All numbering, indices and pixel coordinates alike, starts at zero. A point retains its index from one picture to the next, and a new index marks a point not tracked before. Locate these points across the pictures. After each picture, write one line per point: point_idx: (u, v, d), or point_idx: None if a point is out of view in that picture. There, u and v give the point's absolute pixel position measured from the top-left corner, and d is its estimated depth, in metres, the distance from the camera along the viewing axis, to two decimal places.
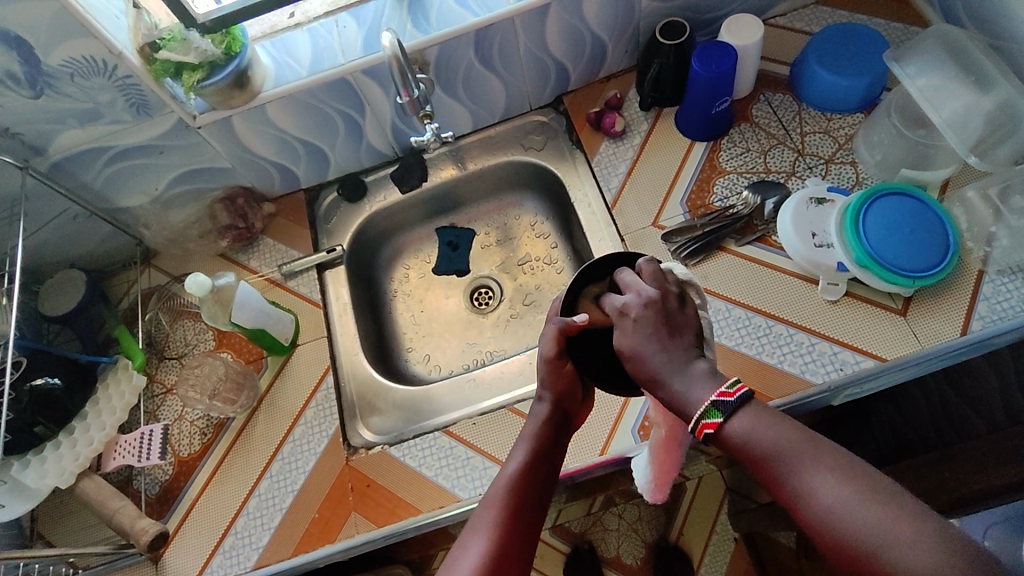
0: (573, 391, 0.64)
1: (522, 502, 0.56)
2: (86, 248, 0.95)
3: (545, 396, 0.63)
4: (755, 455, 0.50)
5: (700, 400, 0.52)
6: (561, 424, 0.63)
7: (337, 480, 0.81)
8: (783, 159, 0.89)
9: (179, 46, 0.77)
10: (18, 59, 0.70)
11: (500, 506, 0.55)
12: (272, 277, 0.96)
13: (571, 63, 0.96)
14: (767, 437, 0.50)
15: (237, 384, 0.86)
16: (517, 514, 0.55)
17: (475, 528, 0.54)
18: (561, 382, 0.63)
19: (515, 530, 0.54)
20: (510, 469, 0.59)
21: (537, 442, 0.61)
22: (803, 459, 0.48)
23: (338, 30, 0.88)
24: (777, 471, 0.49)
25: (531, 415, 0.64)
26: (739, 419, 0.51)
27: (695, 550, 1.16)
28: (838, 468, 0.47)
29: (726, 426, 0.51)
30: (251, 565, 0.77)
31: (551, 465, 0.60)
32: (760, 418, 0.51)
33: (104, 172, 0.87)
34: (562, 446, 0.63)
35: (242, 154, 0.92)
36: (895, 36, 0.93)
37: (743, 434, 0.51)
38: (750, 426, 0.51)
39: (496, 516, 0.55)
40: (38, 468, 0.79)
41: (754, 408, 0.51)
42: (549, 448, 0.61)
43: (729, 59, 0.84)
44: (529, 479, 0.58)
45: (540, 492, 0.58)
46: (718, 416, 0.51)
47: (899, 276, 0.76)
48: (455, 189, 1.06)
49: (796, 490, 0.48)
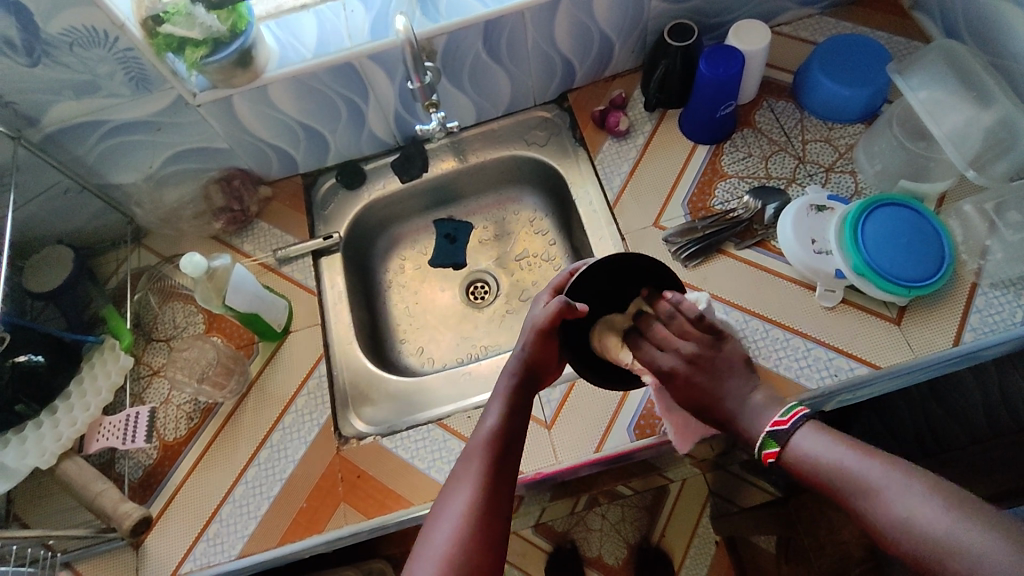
0: (547, 356, 0.67)
1: (502, 459, 0.59)
2: (74, 225, 0.92)
3: (518, 360, 0.67)
4: (821, 474, 0.56)
5: (760, 431, 0.62)
6: (531, 381, 0.67)
7: (327, 470, 0.80)
8: (784, 165, 0.90)
9: (184, 20, 0.75)
10: (16, 24, 0.68)
11: (481, 461, 0.58)
12: (266, 262, 0.94)
13: (578, 60, 0.96)
14: (831, 454, 0.56)
15: (227, 369, 0.85)
16: (496, 466, 0.58)
17: (457, 482, 0.57)
18: (540, 351, 0.66)
19: (495, 483, 0.57)
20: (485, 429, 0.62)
21: (511, 402, 0.64)
22: (873, 476, 0.53)
23: (346, 14, 0.87)
24: (839, 490, 0.55)
25: (504, 377, 0.67)
26: (803, 441, 0.59)
27: (675, 552, 1.15)
28: (908, 480, 0.51)
29: (785, 453, 0.59)
30: (236, 553, 0.76)
31: (522, 419, 0.64)
32: (815, 441, 0.58)
33: (98, 147, 0.85)
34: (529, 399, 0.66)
35: (242, 135, 0.91)
36: (897, 50, 0.95)
37: (808, 453, 0.57)
38: (813, 446, 0.57)
39: (478, 471, 0.57)
40: (18, 448, 0.76)
41: (814, 429, 0.59)
42: (521, 403, 0.65)
43: (736, 63, 0.84)
44: (505, 435, 0.61)
45: (515, 447, 0.61)
46: (776, 444, 0.60)
47: (895, 285, 0.77)
48: (454, 181, 1.05)
49: (864, 503, 0.53)
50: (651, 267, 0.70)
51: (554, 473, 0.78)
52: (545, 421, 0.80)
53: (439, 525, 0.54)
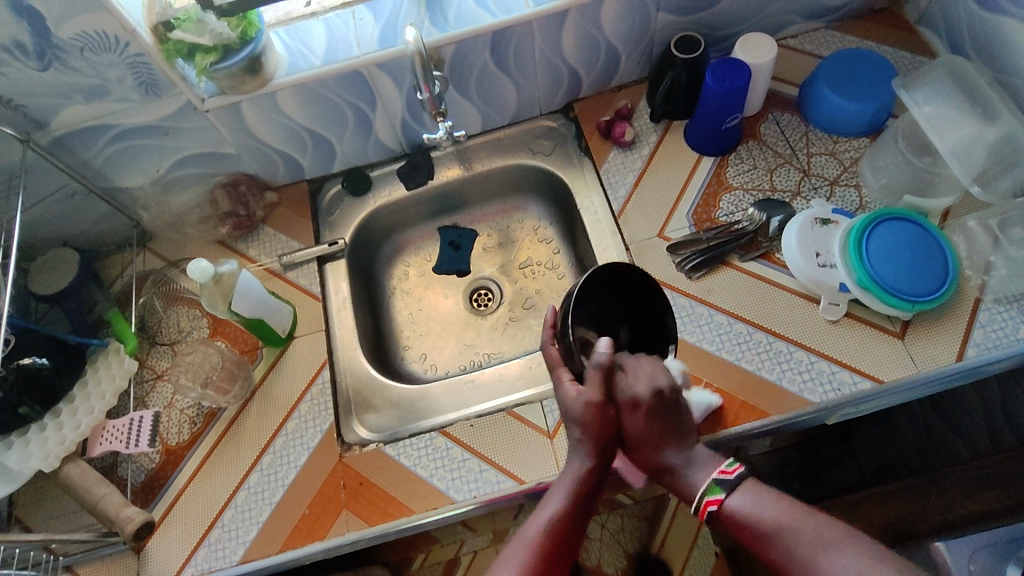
0: (606, 437, 0.66)
1: (552, 546, 0.59)
2: (81, 228, 0.93)
3: (585, 443, 0.66)
4: (758, 532, 0.57)
5: (703, 480, 0.62)
6: (597, 483, 0.65)
7: (329, 477, 0.80)
8: (789, 178, 0.90)
9: (194, 27, 0.75)
10: (27, 29, 0.68)
11: (533, 546, 0.58)
12: (271, 267, 0.95)
13: (584, 71, 0.97)
14: (768, 512, 0.57)
15: (231, 375, 0.84)
16: (547, 557, 0.58)
17: (504, 564, 0.57)
18: (600, 429, 0.65)
19: (543, 574, 0.57)
20: (544, 515, 0.61)
21: (574, 487, 0.63)
22: (813, 535, 0.54)
23: (355, 22, 0.87)
24: (781, 548, 0.55)
25: (569, 462, 0.66)
26: (739, 497, 0.59)
27: (675, 562, 1.15)
28: (844, 541, 0.53)
29: (727, 503, 0.59)
30: (237, 560, 0.76)
31: (584, 520, 0.62)
32: (759, 497, 0.58)
33: (106, 151, 0.85)
34: (595, 504, 0.64)
35: (249, 141, 0.91)
36: (902, 65, 0.95)
37: (743, 511, 0.58)
38: (749, 503, 0.58)
39: (526, 554, 0.58)
40: (21, 451, 0.76)
41: (751, 484, 0.60)
42: (586, 499, 0.63)
43: (743, 76, 0.84)
44: (563, 525, 0.60)
45: (572, 541, 0.60)
46: (721, 491, 0.60)
47: (899, 299, 0.77)
48: (460, 189, 1.05)
49: (801, 565, 0.54)
50: (650, 294, 0.71)
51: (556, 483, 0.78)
52: (548, 430, 0.80)
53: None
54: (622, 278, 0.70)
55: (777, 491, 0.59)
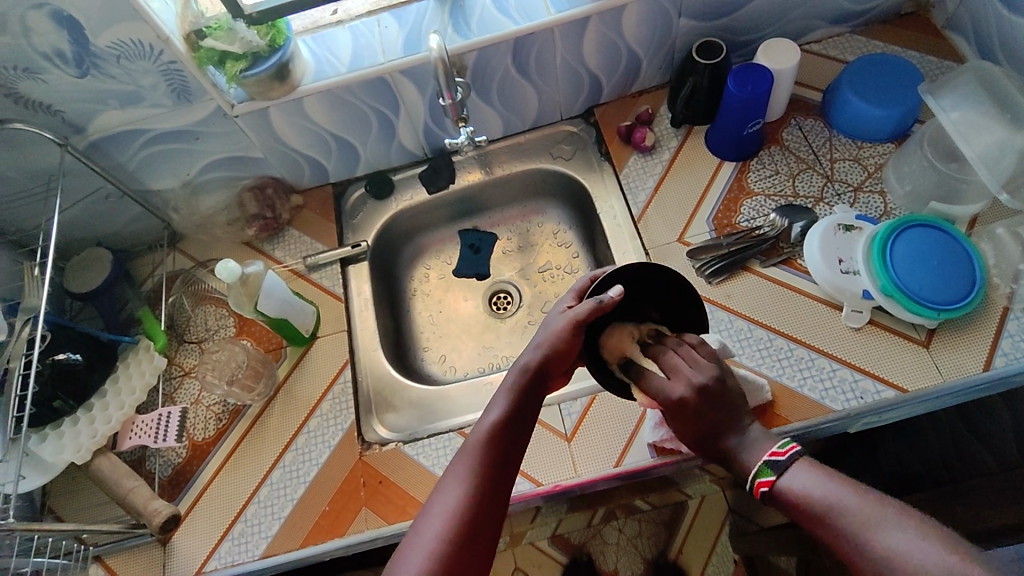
0: (566, 355, 0.64)
1: (500, 454, 0.56)
2: (114, 228, 0.96)
3: (538, 351, 0.63)
4: (811, 512, 0.51)
5: (755, 461, 0.57)
6: (541, 379, 0.63)
7: (350, 475, 0.81)
8: (812, 184, 0.90)
9: (224, 35, 0.78)
10: (68, 38, 0.71)
11: (476, 454, 0.56)
12: (296, 268, 0.97)
13: (606, 76, 0.97)
14: (820, 490, 0.52)
15: (256, 372, 0.87)
16: (495, 462, 0.56)
17: (454, 472, 0.54)
18: (565, 345, 0.62)
19: (489, 484, 0.54)
20: (487, 421, 0.59)
21: (518, 397, 0.61)
22: (867, 514, 0.49)
23: (380, 29, 0.89)
24: (834, 525, 0.50)
25: (514, 368, 0.63)
26: (794, 475, 0.54)
27: (694, 568, 1.11)
28: (906, 520, 0.47)
29: (779, 483, 0.55)
30: (259, 553, 0.77)
31: (526, 419, 0.60)
32: (812, 473, 0.54)
33: (139, 154, 0.88)
34: (540, 399, 0.62)
35: (277, 145, 0.93)
36: (929, 70, 0.94)
37: (796, 488, 0.53)
38: (803, 482, 0.53)
39: (476, 462, 0.55)
40: (56, 443, 0.79)
41: (806, 464, 0.54)
42: (529, 401, 0.61)
43: (765, 82, 0.84)
44: (509, 430, 0.58)
45: (518, 446, 0.58)
46: (772, 472, 0.55)
47: (924, 307, 0.76)
48: (481, 193, 1.07)
49: (853, 545, 0.48)
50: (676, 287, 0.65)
51: (573, 486, 0.78)
52: (565, 434, 0.81)
53: (424, 523, 0.51)
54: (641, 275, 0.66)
55: (832, 469, 0.54)
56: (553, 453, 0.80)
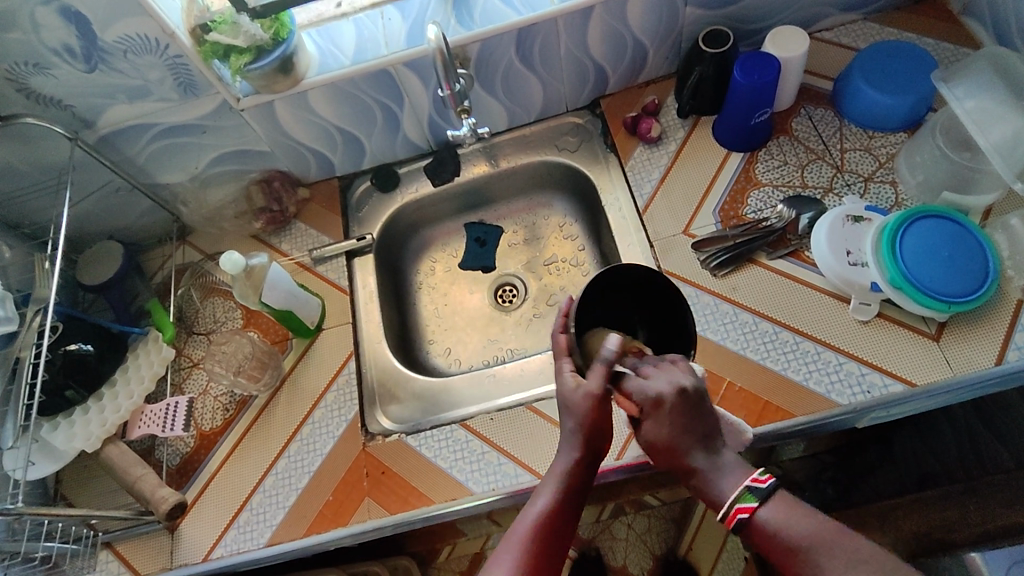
0: (599, 436, 0.61)
1: (546, 546, 0.54)
2: (125, 222, 0.98)
3: (575, 435, 0.61)
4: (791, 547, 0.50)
5: (732, 488, 0.54)
6: (589, 465, 0.61)
7: (353, 465, 0.82)
8: (821, 174, 0.88)
9: (229, 29, 0.77)
10: (75, 33, 0.72)
11: (524, 543, 0.54)
12: (302, 261, 0.98)
13: (611, 67, 0.96)
14: (799, 528, 0.50)
15: (262, 363, 0.88)
16: (541, 557, 0.53)
17: (496, 565, 0.52)
18: (597, 422, 0.60)
19: (538, 571, 0.52)
20: (534, 509, 0.57)
21: (563, 488, 0.58)
22: (853, 558, 0.48)
23: (383, 21, 0.89)
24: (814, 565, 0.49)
25: (558, 456, 0.61)
26: (772, 508, 0.52)
27: (703, 567, 1.08)
28: (889, 567, 0.46)
29: (759, 513, 0.52)
30: (263, 542, 0.78)
31: (575, 509, 0.58)
32: (792, 508, 0.52)
33: (148, 148, 0.89)
34: (586, 488, 0.60)
35: (282, 139, 0.94)
36: (944, 57, 0.92)
37: (775, 521, 0.51)
38: (783, 517, 0.51)
39: (519, 556, 0.53)
40: (67, 431, 0.80)
41: (784, 497, 0.52)
42: (578, 489, 0.59)
43: (772, 70, 0.83)
44: (555, 522, 0.56)
45: (564, 539, 0.56)
46: (752, 500, 0.52)
47: (934, 300, 0.74)
48: (487, 185, 1.06)
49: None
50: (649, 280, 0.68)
51: None
52: None
53: None
54: (631, 280, 0.70)
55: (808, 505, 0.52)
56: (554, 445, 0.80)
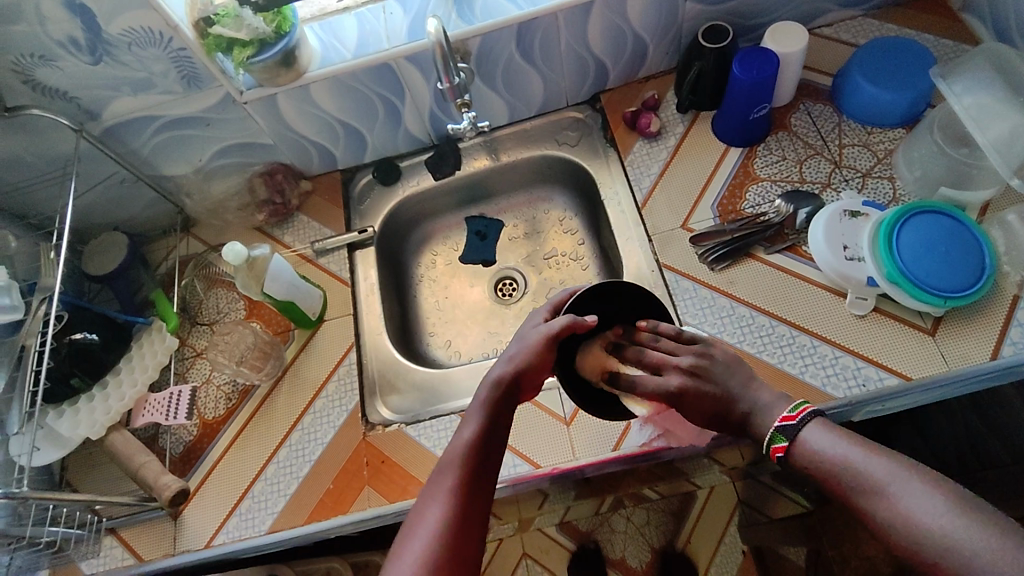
0: (539, 369, 0.65)
1: (476, 468, 0.57)
2: (129, 213, 0.99)
3: (505, 364, 0.64)
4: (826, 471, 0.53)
5: (767, 428, 0.59)
6: (514, 390, 0.64)
7: (353, 454, 0.83)
8: (819, 170, 0.89)
9: (232, 22, 0.79)
10: (80, 25, 0.73)
11: (454, 473, 0.57)
12: (304, 253, 0.98)
13: (611, 61, 0.97)
14: (834, 450, 0.54)
15: (264, 353, 0.90)
16: (472, 478, 0.57)
17: (433, 492, 0.55)
18: (528, 358, 0.64)
19: (471, 492, 0.56)
20: (461, 439, 0.60)
21: (489, 412, 0.62)
22: (882, 472, 0.50)
23: (385, 16, 0.90)
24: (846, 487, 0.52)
25: (483, 385, 0.64)
26: (808, 436, 0.56)
27: (700, 559, 1.09)
28: (918, 475, 0.49)
29: (794, 448, 0.56)
30: (265, 529, 0.80)
31: (501, 434, 0.61)
32: (826, 434, 0.55)
33: (152, 140, 0.90)
34: (512, 409, 0.64)
35: (284, 131, 0.95)
36: (943, 53, 0.92)
37: (811, 447, 0.55)
38: (816, 443, 0.55)
39: (453, 481, 0.56)
40: (72, 418, 0.82)
41: (818, 425, 0.56)
42: (501, 414, 0.62)
43: (771, 65, 0.83)
44: (483, 445, 0.59)
45: (491, 460, 0.59)
46: (784, 438, 0.57)
47: (930, 295, 0.75)
48: (487, 179, 1.07)
49: (863, 499, 0.50)
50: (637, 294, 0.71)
51: (572, 468, 0.79)
52: (565, 418, 0.82)
53: (412, 538, 0.52)
54: (625, 292, 0.71)
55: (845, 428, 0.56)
56: (552, 436, 0.81)
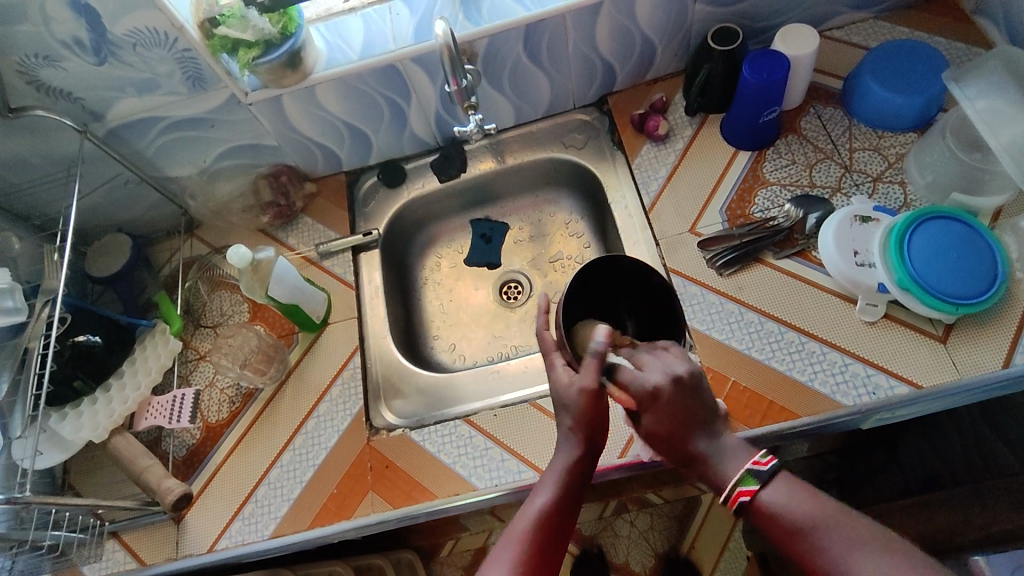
0: (603, 430, 0.62)
1: (545, 541, 0.55)
2: (133, 214, 0.98)
3: (575, 427, 0.61)
4: (793, 526, 0.52)
5: (735, 471, 0.57)
6: (588, 461, 0.61)
7: (357, 459, 0.82)
8: (829, 174, 0.88)
9: (238, 23, 0.78)
10: (85, 26, 0.72)
11: (522, 542, 0.54)
12: (308, 255, 0.98)
13: (619, 63, 0.96)
14: (799, 507, 0.53)
15: (267, 356, 0.89)
16: (541, 552, 0.54)
17: (496, 562, 0.53)
18: (597, 417, 0.61)
19: (537, 568, 0.53)
20: (533, 507, 0.57)
21: (562, 480, 0.59)
22: (849, 537, 0.50)
23: (391, 17, 0.89)
24: (813, 543, 0.51)
25: (558, 451, 0.62)
26: (773, 488, 0.55)
27: (705, 564, 1.08)
28: (890, 547, 0.49)
29: (760, 496, 0.55)
30: (268, 534, 0.79)
31: (574, 507, 0.58)
32: (793, 489, 0.54)
33: (157, 141, 0.90)
34: (585, 480, 0.61)
35: (289, 133, 0.94)
36: (956, 56, 0.91)
37: (776, 504, 0.54)
38: (782, 497, 0.54)
39: (518, 552, 0.54)
40: (75, 422, 0.80)
41: (786, 478, 0.55)
42: (577, 487, 0.60)
43: (783, 68, 0.82)
44: (555, 517, 0.57)
45: (562, 533, 0.56)
46: (753, 483, 0.55)
47: (942, 301, 0.74)
48: (493, 181, 1.06)
49: (825, 564, 0.51)
50: (630, 271, 0.72)
51: None
52: None
53: None
54: (622, 269, 0.72)
55: (812, 486, 0.55)
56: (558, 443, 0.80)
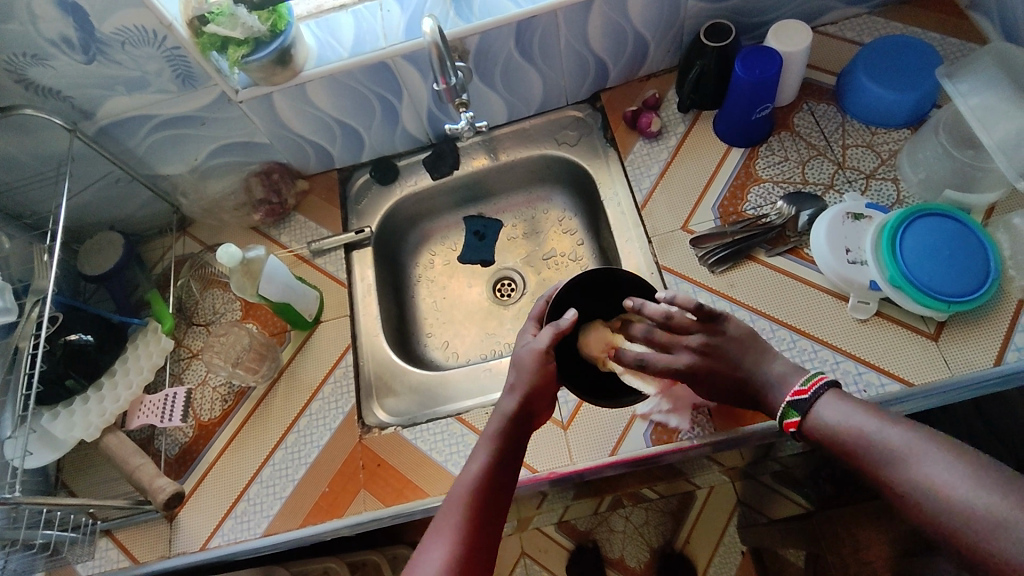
0: (545, 394, 0.65)
1: (485, 500, 0.58)
2: (125, 213, 0.98)
3: (514, 392, 0.64)
4: (840, 442, 0.58)
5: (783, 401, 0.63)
6: (524, 421, 0.64)
7: (348, 458, 0.82)
8: (822, 171, 0.87)
9: (227, 21, 0.77)
10: (73, 25, 0.72)
11: (463, 506, 0.57)
12: (300, 254, 0.98)
13: (612, 60, 0.96)
14: (848, 421, 0.58)
15: (259, 355, 0.89)
16: (482, 512, 0.57)
17: (439, 527, 0.55)
18: (536, 381, 0.64)
19: (482, 525, 0.56)
20: (471, 471, 0.60)
21: (500, 441, 0.62)
22: (900, 447, 0.54)
23: (382, 14, 0.89)
24: (866, 458, 0.56)
25: (495, 413, 0.65)
26: (821, 411, 0.60)
27: (699, 560, 1.08)
28: (934, 452, 0.52)
29: (806, 422, 0.61)
30: (260, 532, 0.79)
31: (509, 467, 0.61)
32: (842, 407, 0.59)
33: (147, 139, 0.89)
34: (523, 439, 0.64)
35: (281, 131, 0.94)
36: (950, 52, 0.90)
37: (823, 425, 0.59)
38: (828, 416, 0.59)
39: (461, 514, 0.56)
40: (66, 420, 0.81)
41: (830, 398, 0.60)
42: (512, 445, 0.63)
43: (774, 65, 0.81)
44: (494, 478, 0.59)
45: (501, 495, 0.59)
46: (795, 415, 0.61)
47: (933, 299, 0.74)
48: (485, 178, 1.06)
49: (882, 474, 0.54)
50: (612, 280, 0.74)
51: (571, 473, 0.78)
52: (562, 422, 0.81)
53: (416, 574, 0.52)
54: (608, 279, 0.74)
55: (857, 400, 0.59)
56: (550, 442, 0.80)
